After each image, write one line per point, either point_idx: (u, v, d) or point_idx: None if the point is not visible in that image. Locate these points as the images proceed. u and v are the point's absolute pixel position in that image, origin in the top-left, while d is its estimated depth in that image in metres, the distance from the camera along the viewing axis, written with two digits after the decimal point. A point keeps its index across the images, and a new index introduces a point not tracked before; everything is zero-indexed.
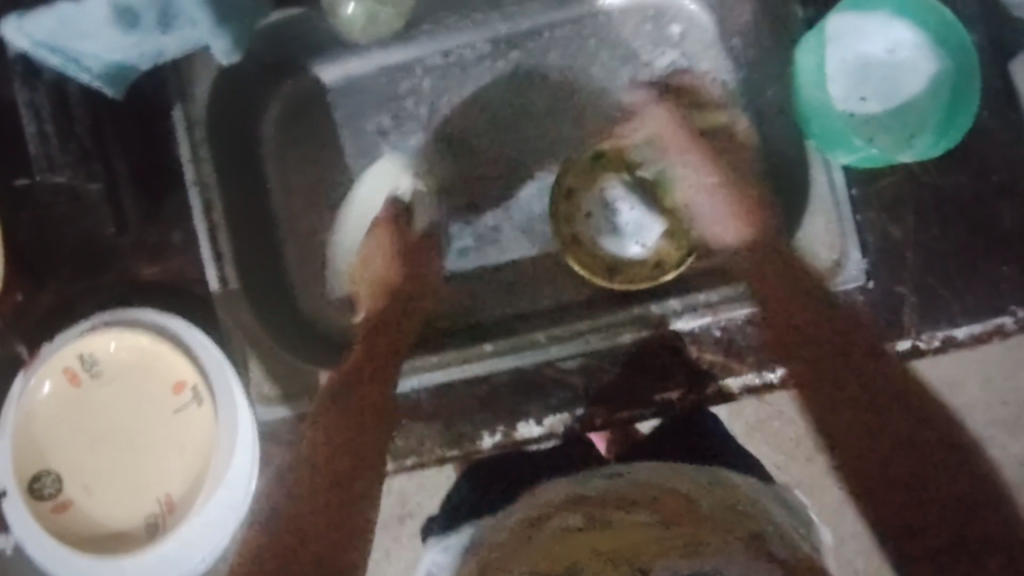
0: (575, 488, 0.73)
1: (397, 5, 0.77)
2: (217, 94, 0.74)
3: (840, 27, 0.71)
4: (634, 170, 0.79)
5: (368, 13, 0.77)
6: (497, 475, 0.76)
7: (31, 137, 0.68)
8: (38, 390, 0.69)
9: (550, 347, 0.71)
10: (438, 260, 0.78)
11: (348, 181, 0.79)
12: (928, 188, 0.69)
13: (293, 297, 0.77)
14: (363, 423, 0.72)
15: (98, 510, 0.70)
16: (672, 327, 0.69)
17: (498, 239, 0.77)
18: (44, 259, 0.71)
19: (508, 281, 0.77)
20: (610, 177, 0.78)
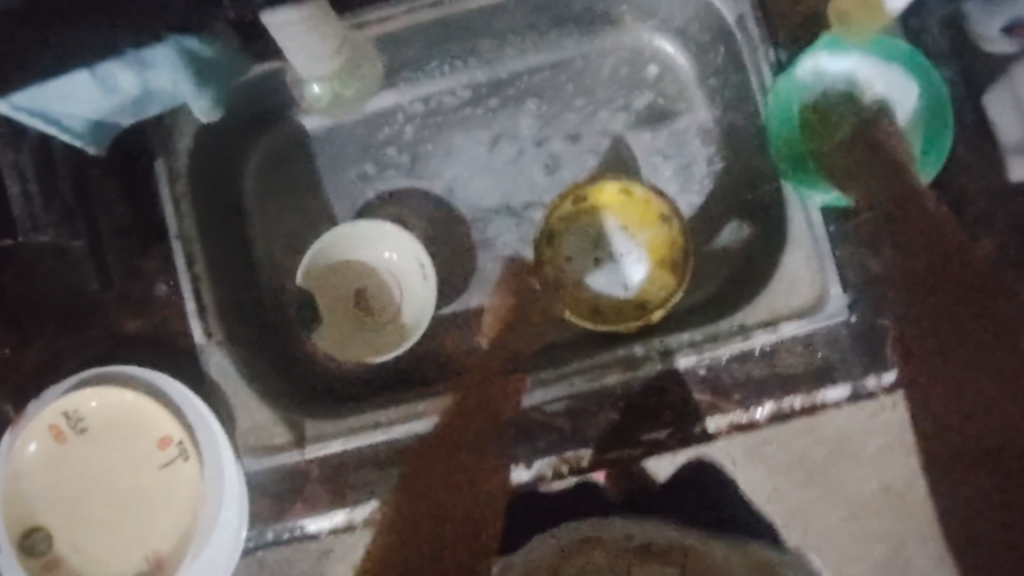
0: (592, 530, 0.69)
1: (364, 78, 0.76)
2: (199, 147, 0.72)
3: (814, 68, 0.69)
4: (623, 203, 0.76)
5: (334, 91, 0.77)
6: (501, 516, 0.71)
7: (15, 199, 0.70)
8: (25, 448, 0.68)
9: (537, 394, 0.70)
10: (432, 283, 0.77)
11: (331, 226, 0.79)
12: (900, 223, 0.69)
13: (280, 344, 0.77)
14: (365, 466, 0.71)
15: (88, 568, 0.69)
16: (675, 363, 0.69)
17: (492, 246, 0.78)
18: (29, 316, 0.71)
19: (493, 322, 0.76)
20: (598, 218, 0.77)
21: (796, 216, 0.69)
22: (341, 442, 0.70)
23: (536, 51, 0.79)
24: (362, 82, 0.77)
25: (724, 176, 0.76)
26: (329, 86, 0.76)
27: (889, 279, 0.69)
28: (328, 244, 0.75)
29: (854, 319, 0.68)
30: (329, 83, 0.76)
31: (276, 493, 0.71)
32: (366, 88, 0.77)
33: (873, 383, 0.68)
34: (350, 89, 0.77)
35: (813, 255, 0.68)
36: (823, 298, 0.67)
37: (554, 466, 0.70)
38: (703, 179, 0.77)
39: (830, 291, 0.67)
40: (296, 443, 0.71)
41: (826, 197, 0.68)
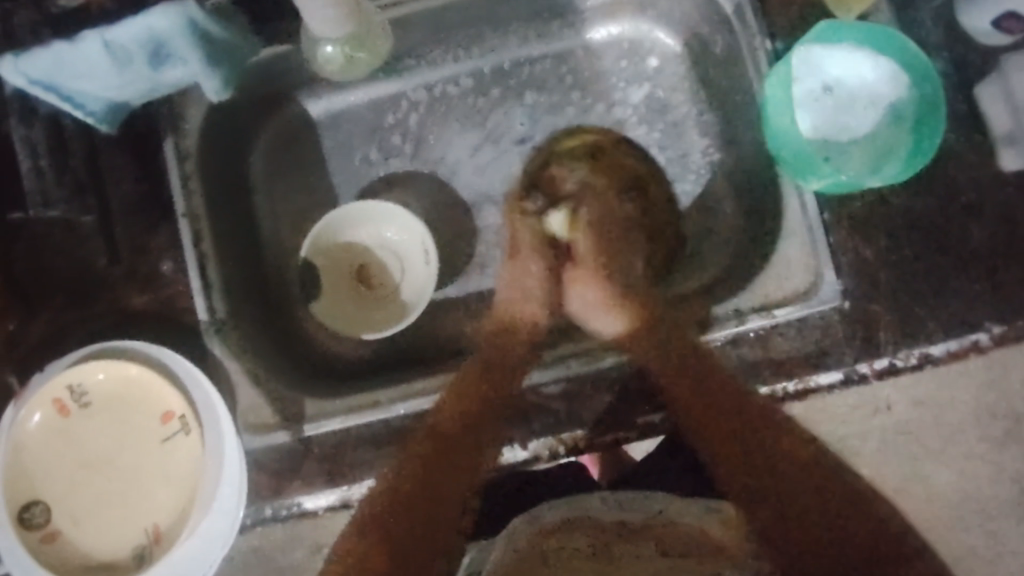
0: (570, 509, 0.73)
1: (373, 49, 0.76)
2: (209, 124, 0.75)
3: (806, 59, 0.72)
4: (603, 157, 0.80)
5: (347, 54, 0.75)
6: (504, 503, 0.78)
7: (25, 172, 0.72)
8: (28, 419, 0.69)
9: (543, 373, 0.71)
10: (428, 268, 0.79)
11: (334, 203, 0.82)
12: (897, 211, 0.70)
13: (286, 317, 0.80)
14: (359, 448, 0.71)
15: (87, 541, 0.69)
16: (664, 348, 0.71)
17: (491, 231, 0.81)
18: (39, 288, 0.73)
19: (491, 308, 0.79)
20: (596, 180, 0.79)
21: (792, 199, 0.72)
22: (340, 419, 0.71)
23: (537, 41, 0.82)
24: (371, 52, 0.76)
25: (720, 166, 0.79)
26: (342, 50, 0.75)
27: (885, 263, 0.69)
28: (332, 224, 0.79)
29: (848, 306, 0.69)
30: (342, 45, 0.74)
31: (274, 470, 0.71)
32: (375, 56, 0.77)
33: (866, 367, 0.68)
34: (360, 55, 0.76)
35: (807, 241, 0.70)
36: (816, 285, 0.69)
37: (550, 446, 0.70)
38: (700, 168, 0.79)
39: (825, 276, 0.69)
40: (298, 420, 0.72)
41: (821, 183, 0.70)
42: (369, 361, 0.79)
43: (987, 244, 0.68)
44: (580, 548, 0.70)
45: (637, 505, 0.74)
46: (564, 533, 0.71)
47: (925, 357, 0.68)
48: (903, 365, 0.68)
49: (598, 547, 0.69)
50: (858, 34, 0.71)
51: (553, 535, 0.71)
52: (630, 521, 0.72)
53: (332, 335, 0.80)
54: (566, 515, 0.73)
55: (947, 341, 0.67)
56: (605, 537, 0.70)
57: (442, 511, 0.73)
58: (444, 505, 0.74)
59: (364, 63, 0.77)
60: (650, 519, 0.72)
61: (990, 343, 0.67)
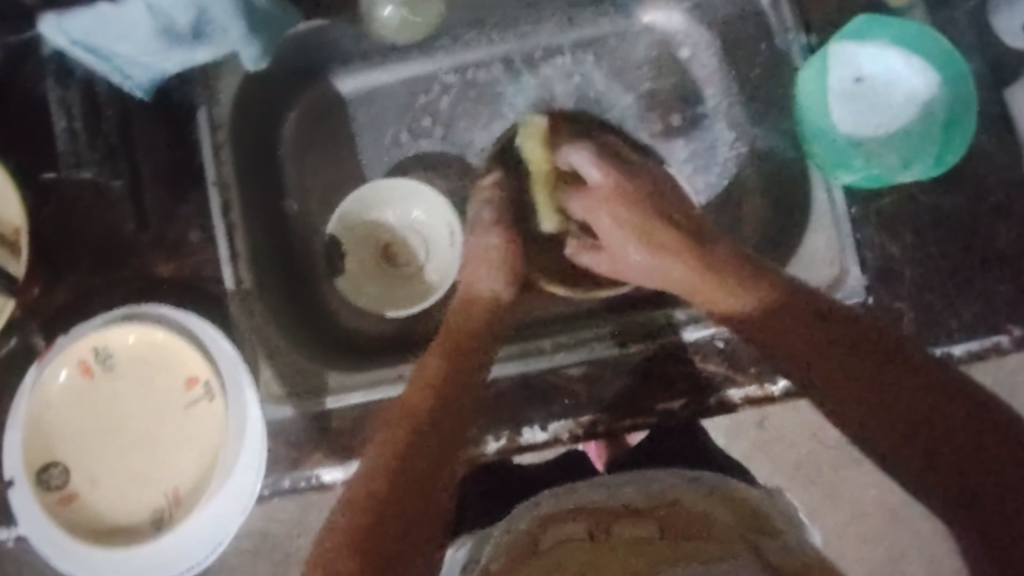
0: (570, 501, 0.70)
1: (428, 13, 0.80)
2: (242, 95, 0.76)
3: (840, 54, 0.72)
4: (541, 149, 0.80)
5: (403, 15, 0.79)
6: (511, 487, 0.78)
7: (61, 133, 0.72)
8: (52, 379, 0.69)
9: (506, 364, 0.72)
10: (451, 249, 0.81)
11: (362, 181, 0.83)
12: (925, 208, 0.70)
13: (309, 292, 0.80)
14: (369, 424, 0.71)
15: (105, 504, 0.69)
16: (680, 335, 0.71)
17: None
18: (64, 252, 0.73)
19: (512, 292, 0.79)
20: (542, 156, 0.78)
21: (820, 193, 0.72)
22: (360, 394, 0.72)
23: (572, 27, 0.82)
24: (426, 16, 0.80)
25: (750, 159, 0.79)
26: (400, 10, 0.78)
27: (912, 260, 0.69)
28: (360, 202, 0.80)
29: (871, 302, 0.68)
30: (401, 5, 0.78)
31: (293, 442, 0.71)
32: (428, 21, 0.80)
33: None
34: (417, 16, 0.79)
35: (834, 236, 0.70)
36: (840, 278, 0.69)
37: (569, 429, 0.70)
38: (726, 161, 0.80)
39: (850, 270, 0.69)
40: (319, 393, 0.72)
41: (853, 177, 0.70)
42: (391, 336, 0.80)
43: (1014, 245, 0.69)
44: (572, 536, 0.65)
45: (643, 490, 0.70)
46: (557, 524, 0.67)
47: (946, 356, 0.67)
48: None
49: (596, 533, 0.65)
50: (894, 29, 0.71)
51: (550, 524, 0.67)
52: (637, 504, 0.68)
53: (354, 312, 0.80)
54: (570, 505, 0.70)
55: (968, 341, 0.67)
56: (605, 521, 0.66)
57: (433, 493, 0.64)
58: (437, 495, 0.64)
59: (416, 28, 0.80)
60: (660, 503, 0.68)
61: (1012, 345, 0.67)
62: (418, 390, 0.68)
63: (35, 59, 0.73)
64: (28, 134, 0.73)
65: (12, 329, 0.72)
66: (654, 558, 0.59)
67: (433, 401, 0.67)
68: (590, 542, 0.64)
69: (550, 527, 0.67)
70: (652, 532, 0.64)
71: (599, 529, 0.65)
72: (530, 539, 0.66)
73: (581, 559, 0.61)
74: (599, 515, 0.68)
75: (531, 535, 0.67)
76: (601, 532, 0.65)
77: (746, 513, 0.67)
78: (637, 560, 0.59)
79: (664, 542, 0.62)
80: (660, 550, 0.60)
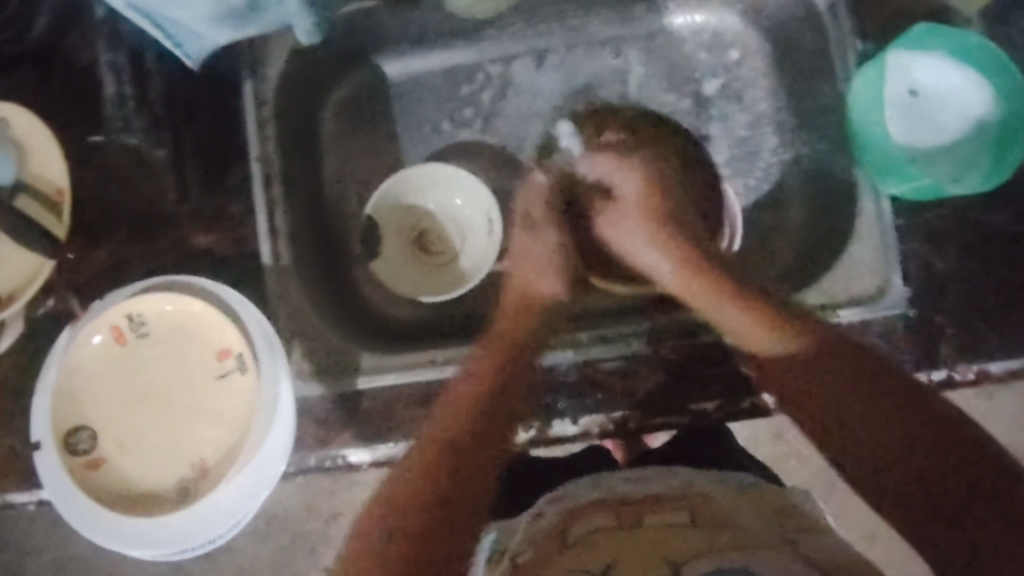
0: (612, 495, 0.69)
1: None
2: (290, 71, 0.76)
3: (895, 62, 0.73)
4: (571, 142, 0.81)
5: None
6: (530, 476, 0.79)
7: (111, 98, 0.71)
8: (86, 342, 0.69)
9: (553, 355, 0.71)
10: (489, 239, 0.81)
11: (403, 165, 0.83)
12: (972, 224, 0.69)
13: (347, 272, 0.80)
14: (397, 407, 0.70)
15: (132, 471, 0.69)
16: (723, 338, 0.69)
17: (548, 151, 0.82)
18: (102, 218, 0.72)
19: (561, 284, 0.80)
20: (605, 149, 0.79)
21: (867, 204, 0.71)
22: (394, 374, 0.71)
23: (622, 23, 0.82)
24: None
25: (791, 167, 0.79)
26: None
27: (954, 276, 0.68)
28: (401, 185, 0.81)
29: (913, 314, 0.67)
30: None
31: (322, 420, 0.70)
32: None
33: (925, 377, 0.66)
34: None
35: (879, 246, 0.69)
36: (882, 290, 0.68)
37: (600, 424, 0.69)
38: (768, 166, 0.80)
39: (894, 281, 0.68)
40: (352, 372, 0.71)
41: (901, 187, 0.69)
42: (424, 321, 0.79)
43: None
44: (598, 528, 0.64)
45: (670, 483, 0.70)
46: (587, 514, 0.67)
47: (982, 374, 0.65)
48: (961, 380, 0.65)
49: (625, 522, 0.64)
50: (947, 44, 0.72)
51: (576, 516, 0.67)
52: (663, 494, 0.67)
53: (388, 296, 0.80)
54: (598, 494, 0.70)
55: (1008, 359, 0.65)
56: (632, 511, 0.66)
57: (477, 499, 0.66)
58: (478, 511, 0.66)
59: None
60: (688, 493, 0.67)
61: None
62: (450, 405, 0.69)
63: (87, 20, 0.72)
64: (75, 98, 0.72)
65: (49, 292, 0.72)
66: (684, 551, 0.58)
67: (464, 416, 0.68)
68: (618, 535, 0.62)
69: (575, 520, 0.66)
70: (680, 522, 0.63)
71: (624, 519, 0.64)
72: (559, 530, 0.66)
73: (610, 551, 0.60)
74: (627, 505, 0.67)
75: (556, 529, 0.66)
76: (628, 523, 0.64)
77: (774, 508, 0.66)
78: (666, 553, 0.58)
79: (696, 533, 0.61)
80: (689, 543, 0.59)
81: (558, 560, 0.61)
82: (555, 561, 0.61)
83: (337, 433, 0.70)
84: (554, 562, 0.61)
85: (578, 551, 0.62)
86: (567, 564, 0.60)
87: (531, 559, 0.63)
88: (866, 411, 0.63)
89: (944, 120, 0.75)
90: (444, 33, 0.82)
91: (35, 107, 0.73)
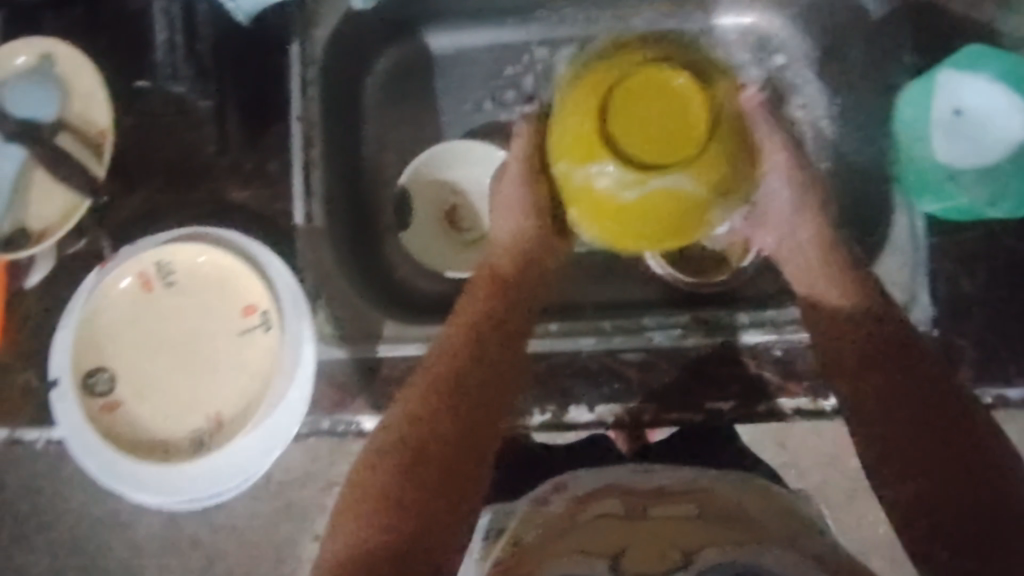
0: (622, 482, 0.70)
1: None
2: (338, 34, 0.75)
3: (946, 82, 0.72)
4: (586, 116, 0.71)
5: None
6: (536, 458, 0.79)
7: (161, 44, 0.71)
8: (113, 286, 0.69)
9: (561, 339, 0.72)
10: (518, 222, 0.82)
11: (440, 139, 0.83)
12: (1004, 249, 0.69)
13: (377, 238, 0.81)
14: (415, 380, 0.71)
15: (146, 418, 0.69)
16: (739, 338, 0.70)
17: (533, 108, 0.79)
18: (139, 163, 0.73)
19: (597, 269, 0.81)
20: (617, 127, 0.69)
21: (900, 221, 0.71)
22: (415, 347, 0.71)
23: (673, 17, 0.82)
24: None
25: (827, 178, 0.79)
26: None
27: (981, 299, 0.68)
28: (438, 159, 0.81)
29: (935, 333, 0.68)
30: None
31: (341, 383, 0.71)
32: None
33: None
34: None
35: (908, 262, 0.69)
36: (907, 306, 0.68)
37: (616, 413, 0.70)
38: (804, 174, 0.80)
39: (919, 299, 0.68)
40: (373, 339, 0.71)
41: (935, 206, 0.70)
42: (445, 295, 0.80)
43: None
44: (606, 516, 0.64)
45: (675, 475, 0.70)
46: (595, 501, 0.67)
47: (1000, 400, 0.66)
48: (978, 404, 0.66)
49: (633, 512, 0.64)
50: (993, 66, 0.71)
51: (585, 503, 0.67)
52: (670, 487, 0.68)
53: (413, 267, 0.81)
54: (603, 483, 0.70)
55: None
56: (640, 501, 0.66)
57: (463, 466, 0.64)
58: (465, 479, 0.64)
59: None
60: (690, 488, 0.68)
61: None
62: (435, 358, 0.68)
63: None
64: (124, 42, 0.73)
65: (82, 232, 0.73)
66: (690, 537, 0.60)
67: (448, 371, 0.67)
68: (625, 525, 0.62)
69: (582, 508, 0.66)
70: (686, 516, 0.63)
71: (630, 512, 0.64)
72: (568, 516, 0.66)
73: (619, 537, 0.60)
74: (637, 496, 0.67)
75: (564, 514, 0.66)
76: (637, 514, 0.64)
77: (780, 507, 0.67)
78: (672, 538, 0.59)
79: (704, 526, 0.61)
80: (694, 531, 0.60)
81: (564, 544, 0.61)
82: (561, 542, 0.61)
83: (354, 396, 0.70)
84: (560, 546, 0.61)
85: (584, 538, 0.61)
86: (573, 543, 0.60)
87: (537, 543, 0.63)
88: (874, 397, 0.63)
89: (986, 144, 0.73)
90: (493, 10, 0.82)
91: (83, 49, 0.73)
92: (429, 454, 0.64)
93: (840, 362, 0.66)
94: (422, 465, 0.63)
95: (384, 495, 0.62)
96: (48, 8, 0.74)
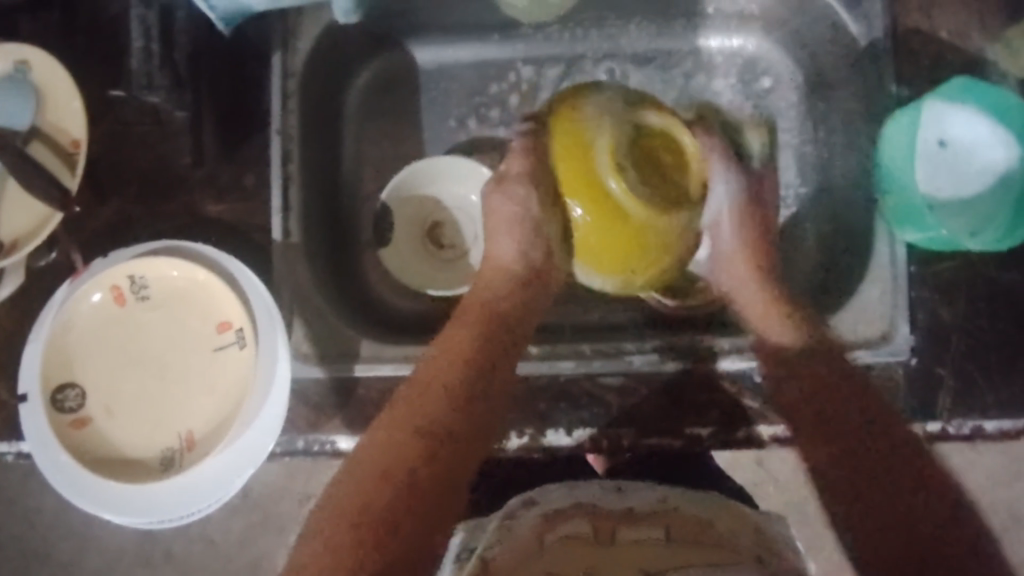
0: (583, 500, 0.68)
1: None
2: (320, 47, 0.75)
3: (931, 112, 0.70)
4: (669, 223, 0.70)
5: None
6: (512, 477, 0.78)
7: (135, 51, 0.68)
8: (84, 299, 0.67)
9: (540, 362, 0.71)
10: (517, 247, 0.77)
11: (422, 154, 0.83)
12: (982, 279, 0.70)
13: (356, 254, 0.80)
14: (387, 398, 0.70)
15: (117, 434, 0.68)
16: (717, 364, 0.70)
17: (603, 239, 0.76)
18: (113, 175, 0.72)
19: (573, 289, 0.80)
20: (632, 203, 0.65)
21: (882, 247, 0.70)
22: (393, 367, 0.70)
23: (657, 38, 0.82)
24: None
25: (810, 204, 0.79)
26: None
27: (960, 330, 0.69)
28: (419, 175, 0.80)
29: (913, 362, 0.68)
30: None
31: (316, 404, 0.70)
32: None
33: (919, 428, 0.67)
34: None
35: (888, 289, 0.68)
36: (888, 334, 0.68)
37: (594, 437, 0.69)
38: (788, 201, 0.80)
39: (898, 329, 0.67)
40: (350, 359, 0.71)
41: (917, 236, 0.69)
42: (422, 314, 0.80)
43: None
44: (571, 536, 0.63)
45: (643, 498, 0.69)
46: (563, 521, 0.66)
47: (977, 431, 0.67)
48: (955, 433, 0.67)
49: (601, 535, 0.63)
50: (979, 100, 0.69)
51: (554, 521, 0.66)
52: (639, 509, 0.67)
53: (392, 285, 0.80)
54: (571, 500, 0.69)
55: (1002, 419, 0.66)
56: (610, 524, 0.65)
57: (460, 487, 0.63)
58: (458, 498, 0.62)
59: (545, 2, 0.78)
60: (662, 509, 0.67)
61: None
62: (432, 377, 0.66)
63: None
64: (99, 50, 0.71)
65: (52, 243, 0.71)
66: (658, 563, 0.58)
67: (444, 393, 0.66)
68: (594, 545, 0.61)
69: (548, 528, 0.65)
70: (658, 538, 0.62)
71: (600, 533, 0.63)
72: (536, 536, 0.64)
73: (588, 558, 0.59)
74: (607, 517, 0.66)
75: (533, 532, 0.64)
76: (605, 536, 0.63)
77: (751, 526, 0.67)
78: (641, 563, 0.58)
79: (676, 548, 0.60)
80: (663, 556, 0.59)
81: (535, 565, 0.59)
82: (532, 561, 0.60)
83: (329, 414, 0.70)
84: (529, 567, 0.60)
85: (554, 557, 0.60)
86: (544, 564, 0.59)
87: (506, 560, 0.61)
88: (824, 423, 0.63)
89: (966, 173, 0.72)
90: (479, 26, 0.82)
91: (55, 56, 0.72)
92: (433, 465, 0.62)
93: (802, 388, 0.65)
94: (427, 476, 0.61)
95: (387, 498, 0.60)
96: (22, 13, 0.72)
